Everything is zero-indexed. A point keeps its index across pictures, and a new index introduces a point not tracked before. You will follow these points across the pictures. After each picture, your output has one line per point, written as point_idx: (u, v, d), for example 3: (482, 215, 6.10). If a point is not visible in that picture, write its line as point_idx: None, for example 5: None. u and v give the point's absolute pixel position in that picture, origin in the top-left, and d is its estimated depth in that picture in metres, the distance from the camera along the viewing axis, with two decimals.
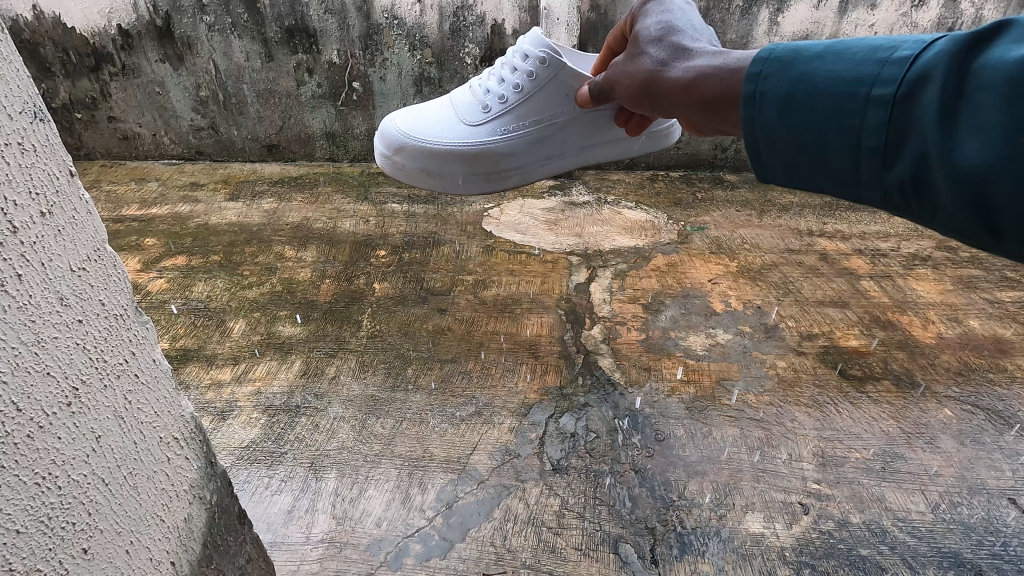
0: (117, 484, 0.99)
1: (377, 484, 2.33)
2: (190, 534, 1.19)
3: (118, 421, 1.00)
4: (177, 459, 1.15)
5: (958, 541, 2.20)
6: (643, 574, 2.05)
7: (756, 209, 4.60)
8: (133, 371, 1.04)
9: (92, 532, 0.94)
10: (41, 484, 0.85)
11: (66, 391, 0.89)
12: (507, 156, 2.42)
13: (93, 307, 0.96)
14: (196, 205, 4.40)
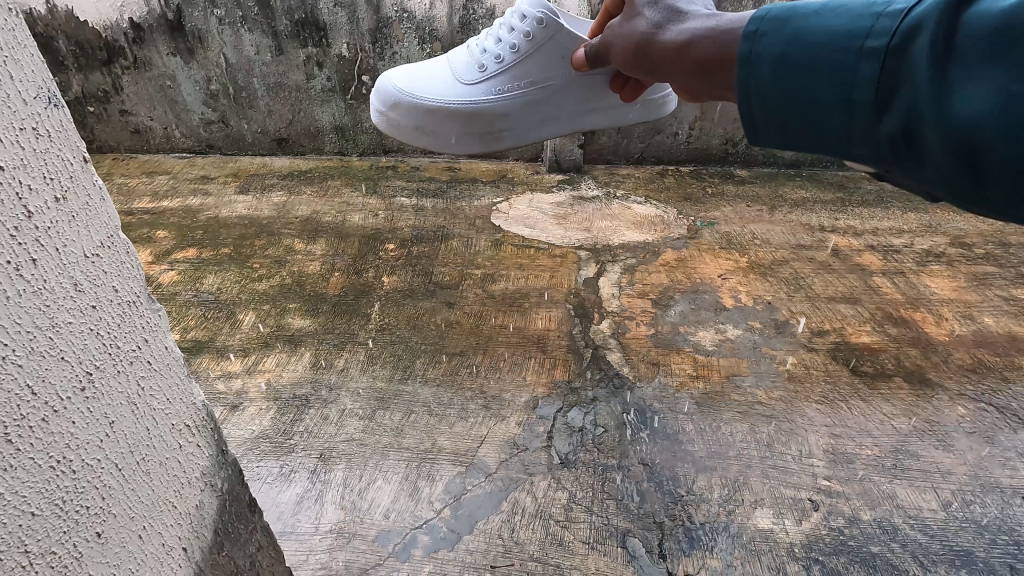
0: (130, 469, 1.00)
1: (385, 476, 2.34)
2: (202, 521, 1.19)
3: (131, 407, 1.01)
4: (189, 446, 1.16)
5: (971, 540, 2.18)
6: (652, 568, 2.04)
7: (766, 204, 4.56)
8: (145, 358, 1.04)
9: (106, 516, 0.95)
10: (56, 468, 0.86)
11: (80, 375, 0.90)
12: (503, 116, 2.33)
13: (106, 293, 0.96)
14: (207, 198, 4.43)
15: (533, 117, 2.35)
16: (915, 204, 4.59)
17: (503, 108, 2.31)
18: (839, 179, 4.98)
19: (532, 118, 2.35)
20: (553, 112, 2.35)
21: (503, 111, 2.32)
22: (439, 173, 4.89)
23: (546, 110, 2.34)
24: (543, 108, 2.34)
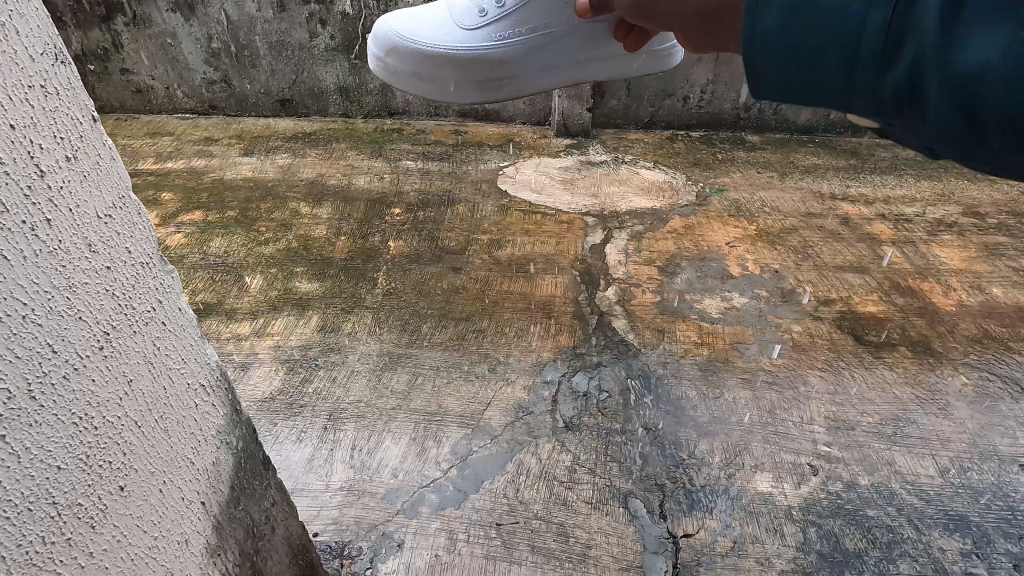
0: (149, 426, 1.02)
1: (393, 437, 2.39)
2: (219, 477, 1.23)
3: (147, 366, 1.02)
4: (204, 405, 1.18)
5: (966, 505, 2.23)
6: (653, 528, 2.11)
7: (777, 171, 4.49)
8: (160, 319, 1.06)
9: (127, 471, 0.98)
10: (79, 424, 0.88)
11: (98, 335, 0.91)
12: (501, 61, 2.02)
13: (120, 254, 0.97)
14: (211, 160, 4.40)
15: (535, 63, 2.03)
16: (929, 172, 4.51)
17: (501, 54, 2.00)
18: (853, 146, 4.88)
19: (534, 63, 2.03)
20: (558, 58, 2.03)
21: (500, 56, 2.01)
22: (445, 136, 4.81)
23: (550, 55, 2.02)
24: (546, 52, 2.00)
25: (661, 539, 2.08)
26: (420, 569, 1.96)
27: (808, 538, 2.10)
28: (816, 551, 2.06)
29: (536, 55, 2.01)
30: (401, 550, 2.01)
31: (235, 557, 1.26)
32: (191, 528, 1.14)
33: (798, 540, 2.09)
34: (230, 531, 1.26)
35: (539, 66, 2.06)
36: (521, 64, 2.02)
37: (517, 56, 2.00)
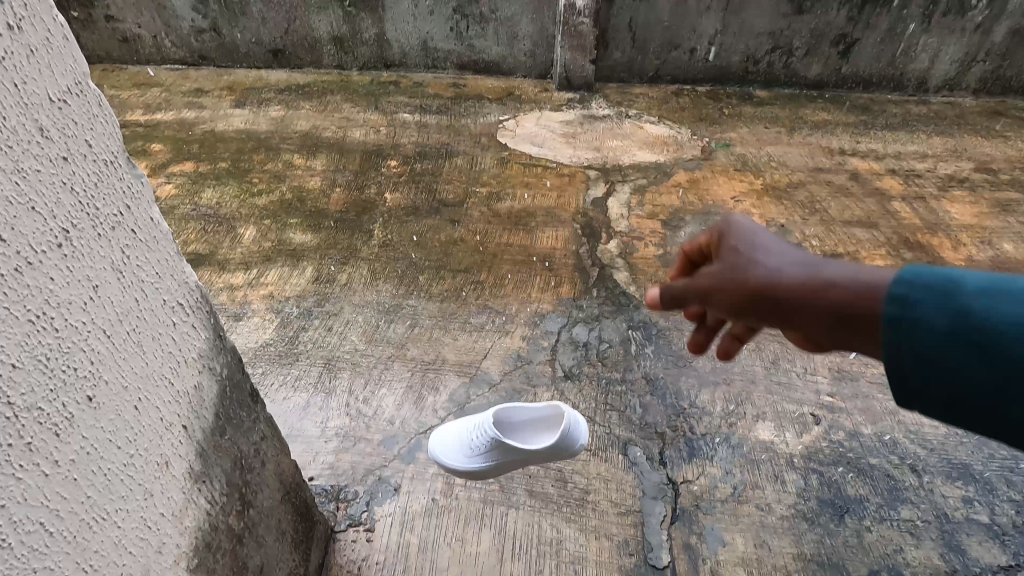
0: (121, 338, 0.97)
1: (390, 385, 2.39)
2: (202, 402, 1.20)
3: (116, 272, 0.97)
4: (183, 325, 1.14)
5: (967, 453, 2.23)
6: (652, 474, 2.14)
7: (786, 126, 4.34)
8: (129, 226, 1.00)
9: (97, 382, 0.92)
10: (37, 321, 0.82)
11: (55, 230, 0.85)
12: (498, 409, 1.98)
13: (78, 145, 0.90)
14: (202, 112, 4.29)
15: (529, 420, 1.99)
16: (943, 127, 4.36)
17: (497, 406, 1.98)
18: (865, 101, 4.71)
19: (532, 421, 2.07)
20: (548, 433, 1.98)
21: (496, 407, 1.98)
22: (442, 89, 4.66)
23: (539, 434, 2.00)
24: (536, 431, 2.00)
25: (660, 485, 2.11)
26: (416, 513, 1.99)
27: (808, 485, 2.13)
28: (816, 497, 2.09)
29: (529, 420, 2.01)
30: (397, 494, 2.04)
31: (222, 486, 1.25)
32: (172, 450, 1.10)
33: (798, 486, 2.12)
34: (216, 459, 1.24)
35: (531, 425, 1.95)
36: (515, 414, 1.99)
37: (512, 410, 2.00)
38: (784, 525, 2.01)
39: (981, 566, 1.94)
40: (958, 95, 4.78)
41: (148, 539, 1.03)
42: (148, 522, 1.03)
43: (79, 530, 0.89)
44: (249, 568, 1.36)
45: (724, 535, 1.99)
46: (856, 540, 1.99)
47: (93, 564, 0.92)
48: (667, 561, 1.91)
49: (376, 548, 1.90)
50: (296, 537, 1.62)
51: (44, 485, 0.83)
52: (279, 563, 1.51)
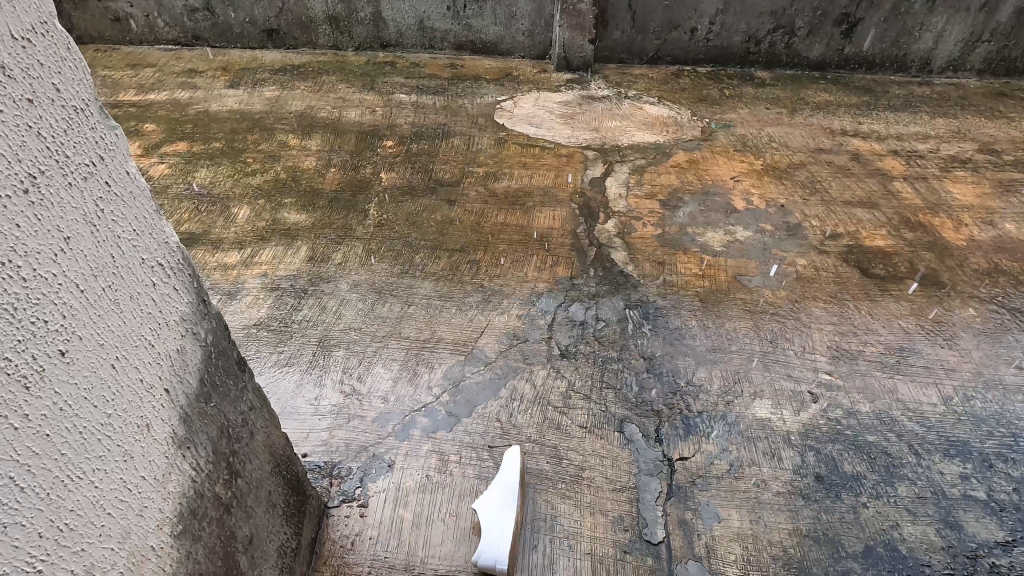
0: (95, 293, 1.01)
1: (384, 362, 2.44)
2: (186, 366, 1.24)
3: (88, 226, 1.02)
4: (163, 286, 1.19)
5: (967, 431, 2.22)
6: (647, 451, 2.16)
7: (787, 107, 4.29)
8: (102, 178, 1.06)
9: (69, 336, 0.96)
10: (2, 270, 0.85)
11: (20, 175, 0.89)
12: (500, 479, 1.96)
13: (45, 90, 0.95)
14: (195, 92, 4.27)
15: (503, 514, 1.87)
16: (946, 109, 4.30)
17: (501, 476, 1.97)
18: (867, 82, 4.64)
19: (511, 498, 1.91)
20: (489, 531, 1.82)
21: (505, 473, 1.98)
22: (439, 70, 4.60)
23: (504, 525, 1.83)
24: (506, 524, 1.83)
25: (656, 462, 2.13)
26: (410, 489, 2.02)
27: (805, 462, 2.13)
28: (813, 474, 2.10)
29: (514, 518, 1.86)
30: (391, 470, 2.08)
31: (209, 454, 1.30)
32: (152, 413, 1.13)
33: (795, 463, 2.12)
34: (201, 426, 1.28)
35: (487, 509, 1.88)
36: (505, 495, 1.91)
37: (509, 494, 1.92)
38: (780, 501, 2.02)
39: (978, 542, 1.93)
40: (962, 76, 4.71)
41: (128, 501, 1.06)
42: (128, 484, 1.06)
43: (53, 487, 0.92)
44: (238, 537, 1.39)
45: (720, 511, 1.99)
46: (852, 516, 1.99)
47: (69, 522, 0.94)
48: (661, 536, 1.93)
49: (369, 523, 1.94)
50: (287, 510, 1.67)
51: (14, 437, 0.86)
52: (270, 534, 1.56)
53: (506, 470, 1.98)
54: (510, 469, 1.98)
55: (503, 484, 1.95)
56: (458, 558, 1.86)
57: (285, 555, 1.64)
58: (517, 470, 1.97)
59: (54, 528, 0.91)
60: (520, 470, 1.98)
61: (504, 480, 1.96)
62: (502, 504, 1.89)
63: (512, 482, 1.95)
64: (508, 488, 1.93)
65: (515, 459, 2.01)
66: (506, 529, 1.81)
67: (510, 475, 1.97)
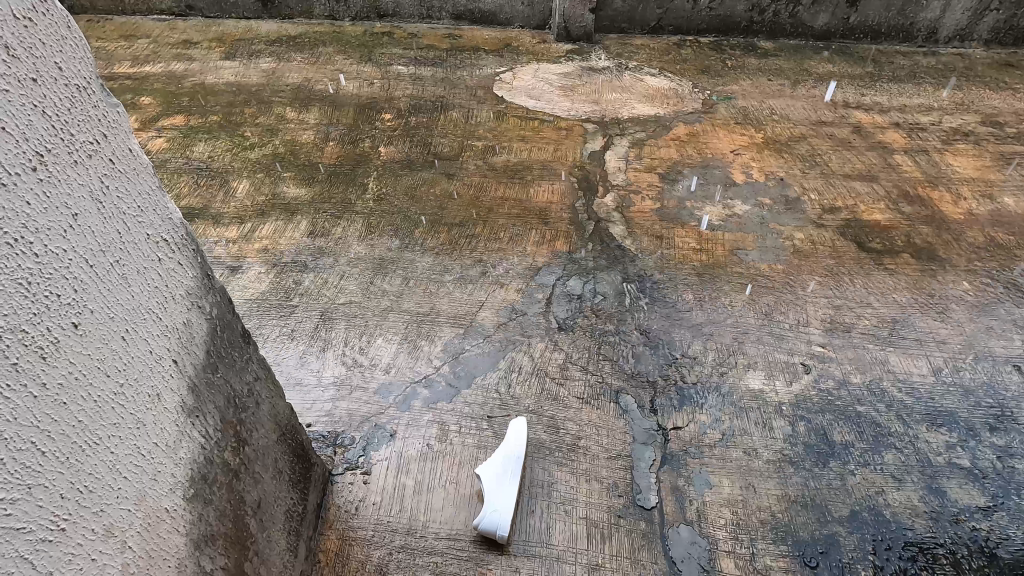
0: (103, 268, 1.05)
1: (385, 336, 2.48)
2: (192, 338, 1.28)
3: (95, 202, 1.04)
4: (169, 261, 1.22)
5: (955, 402, 2.27)
6: (642, 421, 2.22)
7: (790, 78, 4.23)
8: (106, 155, 1.08)
9: (81, 309, 0.99)
10: (15, 246, 0.88)
11: (29, 154, 0.92)
12: (505, 448, 2.03)
13: (47, 69, 0.96)
14: (191, 64, 4.22)
15: (506, 483, 1.95)
16: (951, 80, 4.24)
17: (506, 445, 2.04)
18: (872, 53, 4.56)
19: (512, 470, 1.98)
20: (491, 499, 1.91)
21: (509, 443, 2.04)
22: (438, 41, 4.53)
23: (506, 494, 1.92)
24: (508, 494, 1.92)
25: (650, 432, 2.19)
26: (412, 457, 2.09)
27: (796, 432, 2.19)
28: (803, 443, 2.16)
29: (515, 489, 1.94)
30: (393, 440, 2.14)
31: (216, 422, 1.34)
32: (162, 383, 1.18)
33: (786, 433, 2.18)
34: (208, 396, 1.33)
35: (490, 477, 1.96)
36: (508, 466, 1.99)
37: (513, 465, 1.99)
38: (770, 469, 2.08)
39: (960, 507, 2.00)
40: (969, 46, 4.63)
41: (143, 466, 1.11)
42: (142, 450, 1.11)
43: (72, 451, 0.96)
44: (247, 501, 1.45)
45: (711, 478, 2.06)
46: (839, 483, 2.06)
47: (88, 484, 0.99)
48: (654, 501, 2.00)
49: (372, 489, 2.01)
50: (293, 477, 1.73)
51: (33, 406, 0.90)
52: (277, 499, 1.62)
53: (511, 440, 2.05)
54: (515, 441, 2.04)
55: (507, 454, 2.01)
56: (459, 522, 1.93)
57: (292, 519, 1.70)
58: (522, 443, 2.04)
59: (75, 489, 0.96)
60: (524, 442, 2.05)
61: (509, 450, 2.02)
62: (505, 473, 1.97)
63: (517, 453, 2.02)
64: (513, 459, 2.00)
65: (521, 431, 2.07)
66: (509, 499, 1.90)
67: (515, 446, 2.03)
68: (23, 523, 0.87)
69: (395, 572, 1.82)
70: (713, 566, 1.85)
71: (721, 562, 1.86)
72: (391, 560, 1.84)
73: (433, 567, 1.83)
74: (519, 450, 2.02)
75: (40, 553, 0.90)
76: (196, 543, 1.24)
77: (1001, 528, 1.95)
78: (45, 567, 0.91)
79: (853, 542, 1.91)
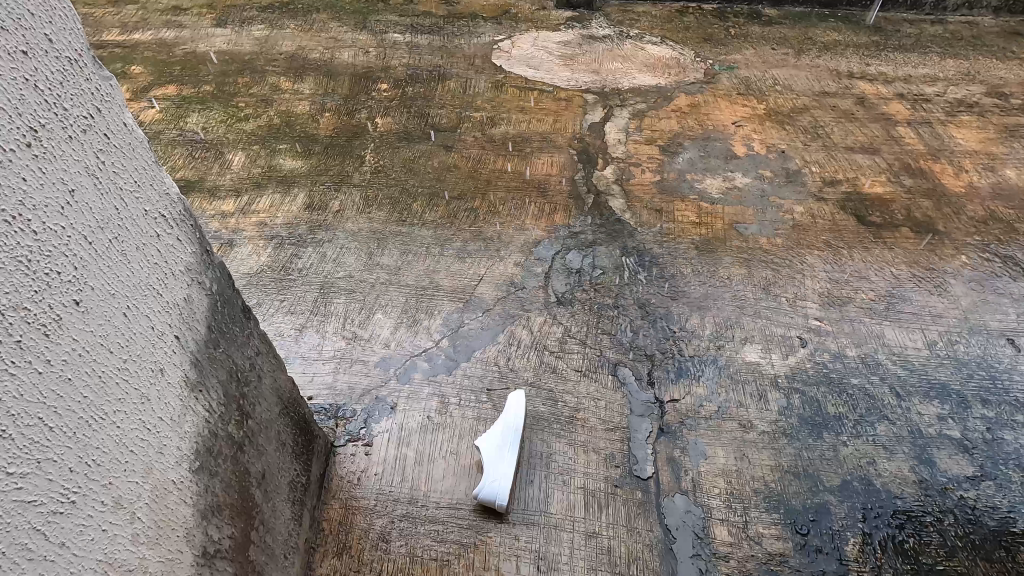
0: (101, 245, 1.04)
1: (384, 310, 2.49)
2: (194, 313, 1.29)
3: (91, 177, 1.03)
4: (167, 237, 1.22)
5: (948, 374, 2.30)
6: (639, 393, 2.25)
7: (794, 47, 4.15)
8: (101, 131, 1.07)
9: (82, 286, 0.99)
10: (13, 223, 0.87)
11: (22, 129, 0.90)
12: (503, 420, 2.06)
13: (38, 41, 0.94)
14: (181, 31, 4.12)
15: (505, 455, 1.98)
16: (958, 49, 4.16)
17: (504, 417, 2.07)
18: (879, 21, 4.46)
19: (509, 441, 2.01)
20: (490, 470, 1.95)
21: (507, 416, 2.07)
22: (435, 7, 4.41)
23: (504, 465, 1.95)
24: (507, 465, 1.96)
25: (647, 404, 2.22)
26: (412, 430, 2.12)
27: (790, 404, 2.22)
28: (797, 415, 2.19)
29: (514, 460, 1.98)
30: (393, 412, 2.17)
31: (219, 396, 1.36)
32: (165, 358, 1.18)
33: (780, 405, 2.22)
34: (211, 371, 1.34)
35: (489, 448, 2.00)
36: (506, 438, 2.02)
37: (511, 437, 2.02)
38: (764, 440, 2.12)
39: (949, 477, 2.05)
40: (978, 14, 4.52)
41: (149, 439, 1.12)
42: (147, 424, 1.12)
43: (79, 426, 0.97)
44: (251, 473, 1.48)
45: (707, 449, 2.10)
46: (832, 453, 2.10)
47: (95, 458, 1.00)
48: (650, 472, 2.04)
49: (374, 460, 2.04)
50: (296, 449, 1.76)
51: (39, 382, 0.90)
52: (281, 470, 1.65)
53: (509, 413, 2.08)
54: (513, 413, 2.07)
55: (506, 426, 2.04)
56: (459, 492, 1.97)
57: (296, 489, 1.74)
58: (519, 415, 2.07)
59: (83, 463, 0.98)
60: (522, 415, 2.08)
61: (507, 422, 2.05)
62: (504, 445, 2.00)
63: (515, 425, 2.05)
64: (511, 431, 2.03)
65: (518, 404, 2.10)
66: (507, 470, 1.94)
67: (513, 419, 2.06)
68: (34, 496, 0.89)
69: (397, 540, 1.87)
70: (707, 533, 1.90)
71: (715, 530, 1.91)
72: (393, 528, 1.89)
73: (434, 535, 1.88)
74: (517, 422, 2.05)
75: (52, 525, 0.91)
76: (204, 513, 1.27)
77: (988, 496, 2.00)
78: (57, 537, 0.92)
79: (843, 510, 1.97)
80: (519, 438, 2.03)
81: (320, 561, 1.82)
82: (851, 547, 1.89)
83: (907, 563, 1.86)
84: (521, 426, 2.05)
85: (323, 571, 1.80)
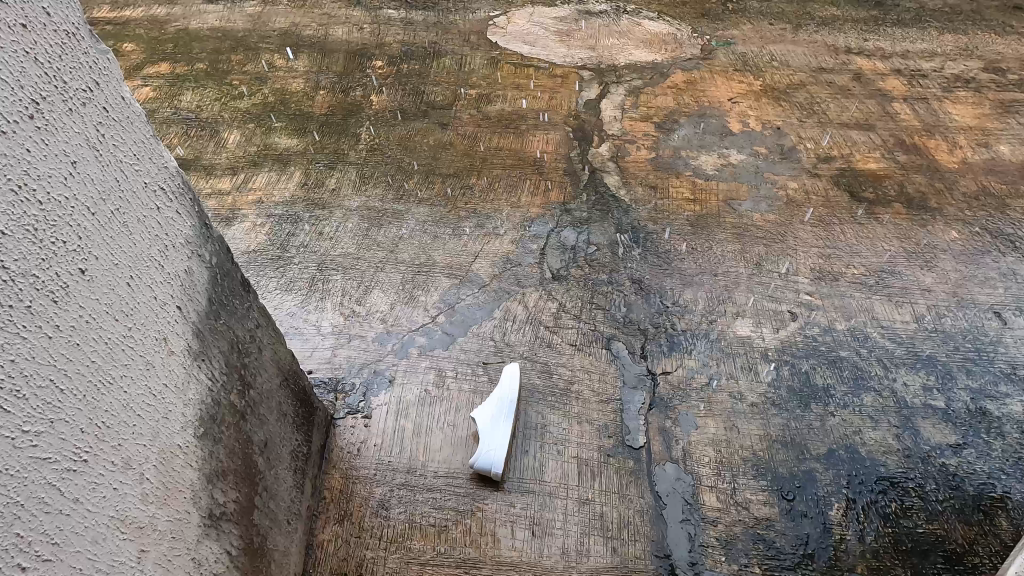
0: (104, 217, 1.07)
1: (382, 287, 2.52)
2: (194, 285, 1.32)
3: (92, 150, 1.06)
4: (167, 210, 1.25)
5: (934, 346, 2.35)
6: (632, 366, 2.30)
7: (791, 21, 4.12)
8: (100, 104, 1.09)
9: (86, 255, 1.02)
10: (19, 193, 0.90)
11: (26, 101, 0.93)
12: (499, 392, 2.09)
13: (36, 15, 0.96)
14: (173, 8, 4.07)
15: (500, 424, 2.02)
16: (956, 24, 4.12)
17: (499, 389, 2.10)
18: None
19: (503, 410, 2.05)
20: (487, 439, 1.99)
21: (503, 388, 2.10)
22: None
23: (501, 434, 1.99)
24: (502, 434, 2.00)
25: (640, 377, 2.27)
26: (410, 402, 2.17)
27: (780, 375, 2.27)
28: (786, 386, 2.25)
29: (509, 429, 2.02)
30: (392, 385, 2.21)
31: (221, 366, 1.40)
32: (168, 328, 1.22)
33: (771, 377, 2.27)
34: (213, 341, 1.38)
35: (486, 419, 2.03)
36: (502, 408, 2.05)
37: (506, 408, 2.06)
38: (753, 411, 2.17)
39: (932, 445, 2.11)
40: None
41: (155, 405, 1.16)
42: (153, 390, 1.16)
43: (89, 390, 1.01)
44: (254, 440, 1.52)
45: (697, 420, 2.15)
46: (819, 424, 2.15)
47: (105, 420, 1.04)
48: (642, 441, 2.10)
49: (373, 432, 2.09)
50: (297, 420, 1.81)
51: (49, 346, 0.94)
52: (282, 439, 1.70)
53: (505, 385, 2.11)
54: (509, 385, 2.11)
55: (501, 398, 2.08)
56: (456, 462, 2.03)
57: (297, 458, 1.79)
58: (514, 388, 2.10)
59: (94, 425, 1.02)
60: (518, 386, 2.11)
61: (502, 393, 2.09)
62: (499, 415, 2.04)
63: (510, 397, 2.08)
64: (506, 402, 2.07)
65: (514, 376, 2.13)
66: (504, 439, 1.98)
67: (508, 391, 2.09)
68: (49, 453, 0.93)
69: (396, 507, 1.93)
70: (696, 499, 1.97)
71: (704, 496, 1.98)
72: (392, 496, 1.95)
73: (432, 502, 1.94)
74: (512, 393, 2.09)
75: (66, 481, 0.96)
76: (209, 478, 1.32)
77: (968, 463, 2.06)
78: (72, 493, 0.97)
79: (829, 477, 2.03)
80: (514, 408, 2.07)
81: (323, 527, 1.88)
82: (835, 511, 1.96)
83: (888, 526, 1.93)
84: (516, 398, 2.09)
85: (326, 536, 1.87)
